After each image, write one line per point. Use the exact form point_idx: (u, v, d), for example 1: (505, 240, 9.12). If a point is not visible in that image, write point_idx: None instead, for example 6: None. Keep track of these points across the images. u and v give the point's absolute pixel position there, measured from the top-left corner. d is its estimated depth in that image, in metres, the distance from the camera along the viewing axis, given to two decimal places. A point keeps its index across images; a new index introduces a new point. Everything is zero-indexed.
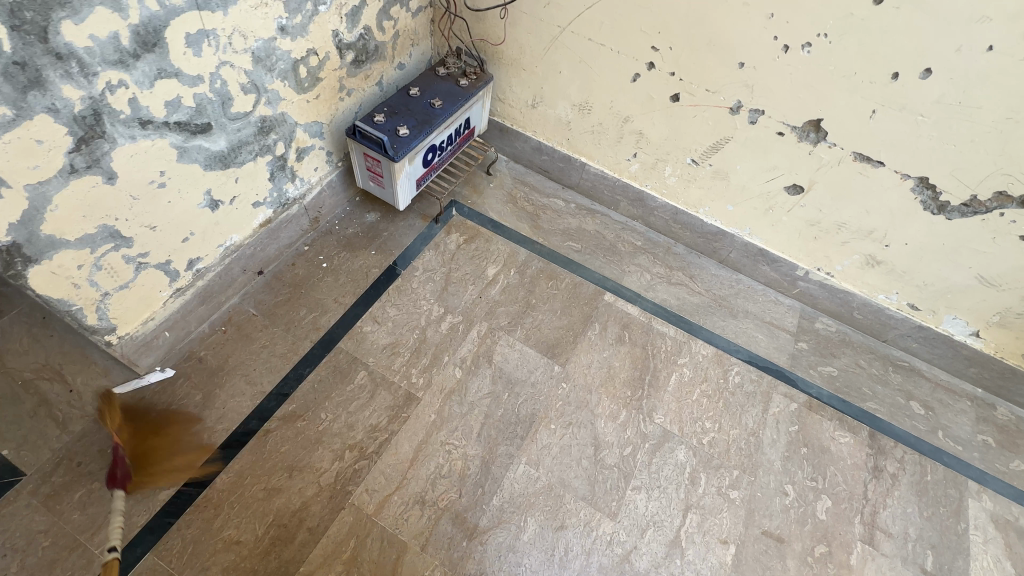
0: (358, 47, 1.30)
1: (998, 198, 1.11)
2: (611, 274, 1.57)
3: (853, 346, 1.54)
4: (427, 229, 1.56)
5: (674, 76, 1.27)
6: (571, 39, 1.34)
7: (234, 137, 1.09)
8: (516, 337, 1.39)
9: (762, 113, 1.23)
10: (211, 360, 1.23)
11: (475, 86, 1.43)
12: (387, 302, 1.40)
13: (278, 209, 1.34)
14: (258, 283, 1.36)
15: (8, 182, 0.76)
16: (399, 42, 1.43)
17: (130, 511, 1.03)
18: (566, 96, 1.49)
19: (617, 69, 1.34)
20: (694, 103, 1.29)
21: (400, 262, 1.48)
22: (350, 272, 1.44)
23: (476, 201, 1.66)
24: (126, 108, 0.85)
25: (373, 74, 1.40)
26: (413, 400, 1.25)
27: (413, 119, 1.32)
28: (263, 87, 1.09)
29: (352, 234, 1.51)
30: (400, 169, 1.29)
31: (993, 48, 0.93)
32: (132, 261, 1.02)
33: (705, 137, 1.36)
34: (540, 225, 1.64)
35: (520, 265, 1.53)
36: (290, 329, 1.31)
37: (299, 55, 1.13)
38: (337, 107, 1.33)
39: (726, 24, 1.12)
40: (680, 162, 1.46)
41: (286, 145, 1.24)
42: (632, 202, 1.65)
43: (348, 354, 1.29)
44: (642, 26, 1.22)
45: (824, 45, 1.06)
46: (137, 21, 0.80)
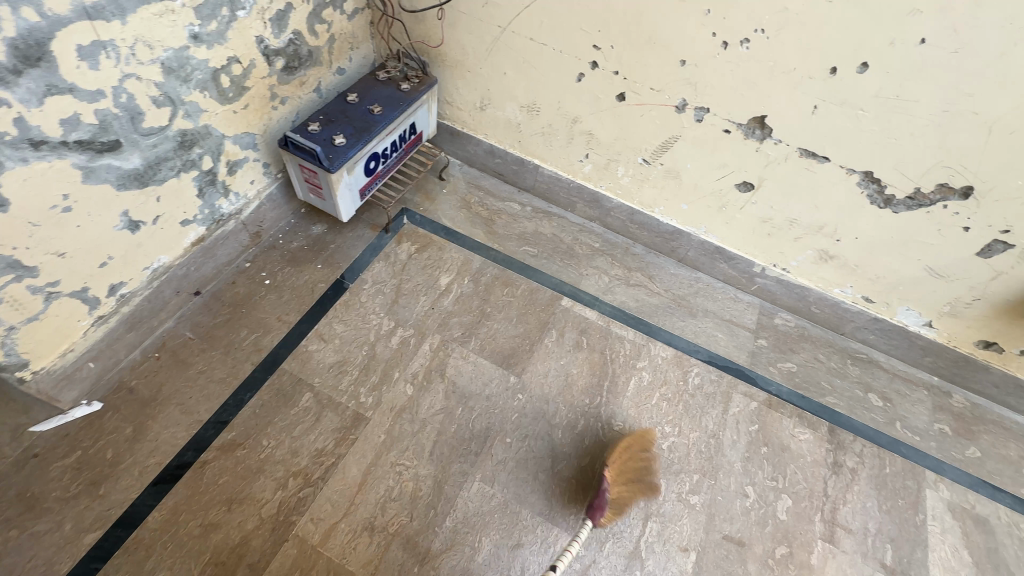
0: (288, 53, 1.24)
1: (941, 189, 1.11)
2: (569, 278, 1.54)
3: (812, 341, 1.54)
4: (377, 239, 1.51)
5: (618, 75, 1.24)
6: (512, 39, 1.30)
7: (150, 153, 1.02)
8: (470, 348, 1.35)
9: (708, 111, 1.21)
10: (142, 390, 1.16)
11: (417, 90, 1.38)
12: (334, 318, 1.34)
13: (212, 225, 1.27)
14: (195, 304, 1.30)
15: None
16: (336, 46, 1.37)
17: (51, 559, 0.97)
18: (513, 97, 1.45)
19: (561, 69, 1.30)
20: (640, 102, 1.27)
21: (348, 276, 1.42)
22: (295, 288, 1.37)
23: (428, 208, 1.61)
24: (12, 128, 0.79)
25: (308, 80, 1.34)
26: (362, 421, 1.20)
27: (350, 127, 1.26)
28: (179, 99, 1.02)
29: (296, 248, 1.44)
30: (338, 180, 1.23)
31: (925, 41, 0.92)
32: (39, 292, 0.95)
33: (653, 136, 1.33)
34: (496, 230, 1.60)
35: (474, 273, 1.49)
36: (230, 352, 1.25)
37: (218, 63, 1.06)
38: (269, 117, 1.27)
39: (664, 21, 1.09)
40: (631, 162, 1.43)
41: (214, 159, 1.18)
42: (588, 204, 1.62)
43: (292, 376, 1.23)
44: (582, 24, 1.18)
45: (762, 41, 1.04)
46: (14, 34, 0.74)
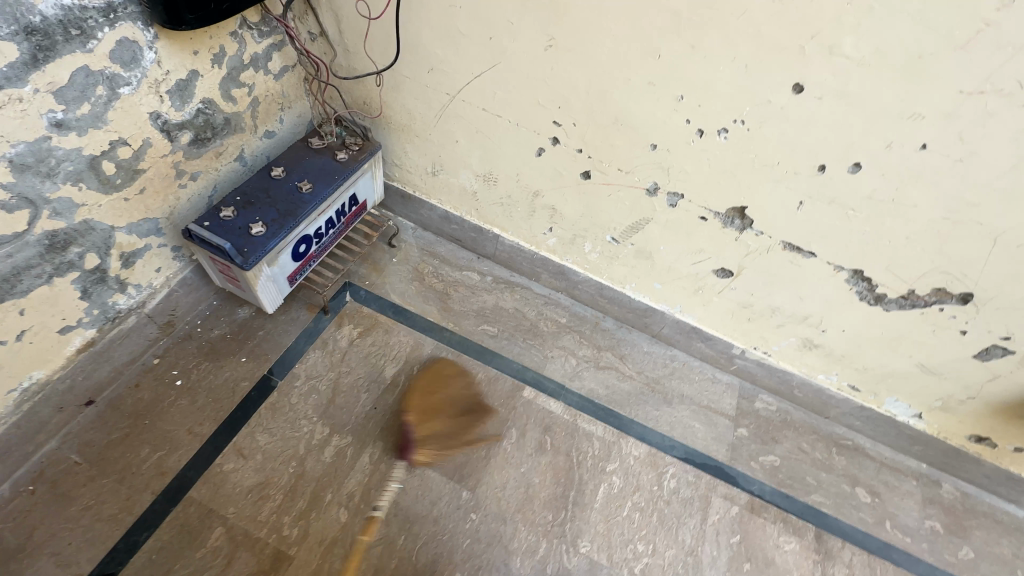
0: (197, 124, 1.05)
1: (937, 293, 1.00)
2: (532, 362, 1.38)
3: (796, 427, 1.42)
4: (313, 323, 1.33)
5: (581, 153, 1.10)
6: (462, 108, 1.14)
7: (4, 265, 0.83)
8: (417, 458, 1.18)
9: (682, 197, 1.07)
10: (8, 538, 0.96)
11: (356, 159, 1.21)
12: (257, 427, 1.15)
13: (105, 325, 1.07)
14: (87, 416, 1.09)
15: None
16: (261, 109, 1.19)
17: None
18: (467, 166, 1.29)
19: (518, 142, 1.15)
20: (607, 182, 1.12)
21: (276, 370, 1.24)
22: (212, 389, 1.18)
23: (375, 281, 1.44)
24: None
25: (227, 149, 1.15)
26: (284, 563, 1.02)
27: (272, 210, 1.08)
28: (41, 198, 0.83)
29: (217, 337, 1.25)
30: (256, 275, 1.05)
31: (926, 147, 0.80)
32: None
33: (622, 216, 1.19)
34: (451, 306, 1.44)
35: (425, 361, 1.32)
36: (125, 478, 1.05)
37: (96, 150, 0.87)
38: (176, 197, 1.08)
39: (631, 103, 0.95)
40: (600, 239, 1.29)
41: (101, 255, 0.98)
42: (554, 275, 1.47)
43: (200, 507, 1.04)
44: (539, 98, 1.03)
45: (741, 132, 0.90)
46: None
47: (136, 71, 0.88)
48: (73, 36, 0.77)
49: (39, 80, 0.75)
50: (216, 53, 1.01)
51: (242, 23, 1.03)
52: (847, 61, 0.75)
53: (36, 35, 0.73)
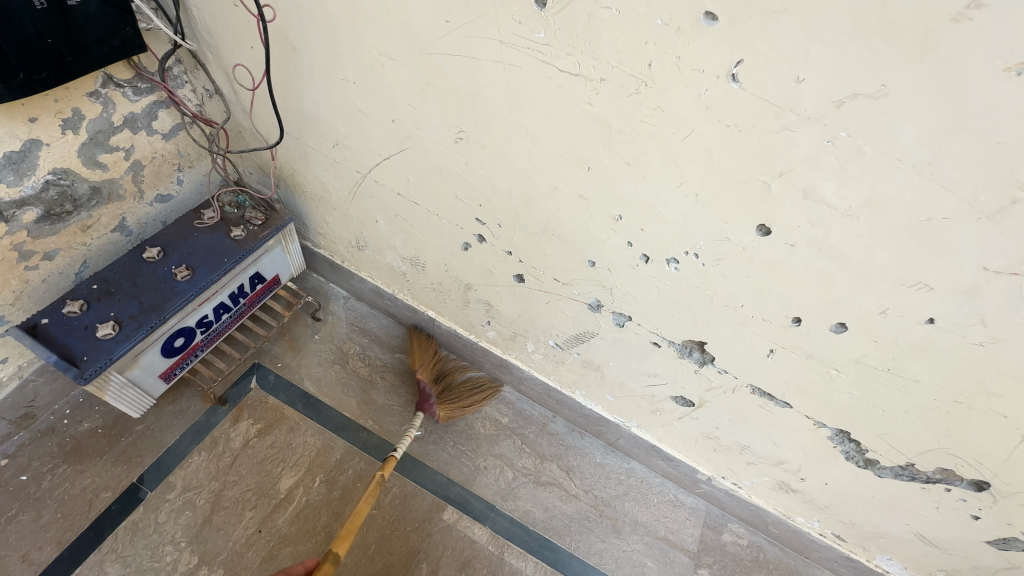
0: (47, 199, 0.87)
1: (943, 471, 0.78)
2: (460, 474, 1.18)
3: (768, 569, 1.19)
4: (205, 416, 1.13)
5: (511, 256, 0.90)
6: (376, 188, 0.95)
7: None
8: None
9: (630, 319, 0.87)
10: None
11: (254, 237, 1.02)
12: (109, 555, 0.96)
13: None
14: None
15: None
16: (148, 172, 1.00)
17: None
18: (392, 246, 1.10)
19: (441, 233, 0.96)
20: (543, 289, 0.92)
21: (149, 478, 1.05)
22: (66, 501, 1.00)
23: (289, 363, 1.24)
24: None
25: (100, 220, 0.97)
26: None
27: (131, 304, 0.89)
28: None
29: (85, 432, 1.07)
30: (102, 385, 0.86)
31: (934, 322, 0.59)
32: None
33: (565, 325, 0.98)
34: (374, 398, 1.24)
35: (331, 470, 1.12)
36: None
37: None
38: (23, 281, 0.90)
39: (561, 214, 0.75)
40: (542, 342, 1.08)
41: None
42: (496, 367, 1.26)
43: None
44: (457, 193, 0.84)
45: (695, 266, 0.70)
46: None
47: None
48: None
49: None
50: (67, 118, 0.83)
51: (106, 81, 0.85)
52: (827, 208, 0.54)
53: None
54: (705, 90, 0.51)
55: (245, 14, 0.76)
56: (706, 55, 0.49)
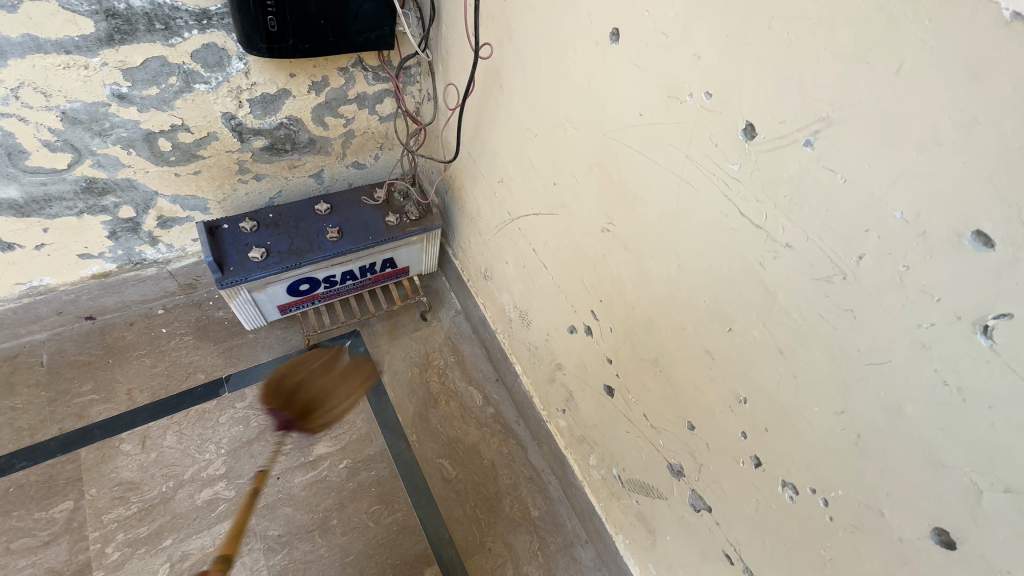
0: (276, 136, 1.04)
1: None
2: (463, 539, 1.09)
3: None
4: (297, 354, 1.25)
5: (610, 364, 0.79)
6: (517, 234, 0.93)
7: (35, 189, 0.89)
8: (268, 563, 1.00)
9: (708, 510, 0.69)
10: None
11: (402, 228, 1.09)
12: (174, 425, 1.11)
13: (125, 265, 1.13)
14: (81, 329, 1.19)
15: None
16: (355, 142, 1.14)
17: None
18: (510, 291, 1.07)
19: (556, 305, 0.90)
20: (627, 416, 0.80)
21: (233, 380, 1.19)
22: (176, 365, 1.19)
23: (381, 345, 1.31)
24: None
25: (305, 165, 1.13)
26: None
27: (285, 241, 1.02)
28: (85, 149, 0.88)
29: (217, 319, 1.26)
30: (232, 294, 0.99)
31: None
32: None
33: (634, 464, 0.84)
34: (429, 417, 1.23)
35: (359, 461, 1.14)
36: (55, 402, 1.10)
37: (155, 127, 0.90)
38: (232, 188, 1.09)
39: (676, 356, 0.63)
40: (605, 463, 0.94)
41: (137, 211, 1.03)
42: (553, 455, 1.15)
43: (75, 469, 1.03)
44: (584, 277, 0.77)
45: (818, 512, 0.51)
46: None
47: (219, 74, 0.88)
48: (156, 29, 0.78)
49: (110, 56, 0.78)
50: (316, 82, 0.98)
51: (356, 63, 0.98)
52: None
53: (117, 19, 0.75)
54: (928, 324, 0.36)
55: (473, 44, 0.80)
56: (952, 281, 0.34)
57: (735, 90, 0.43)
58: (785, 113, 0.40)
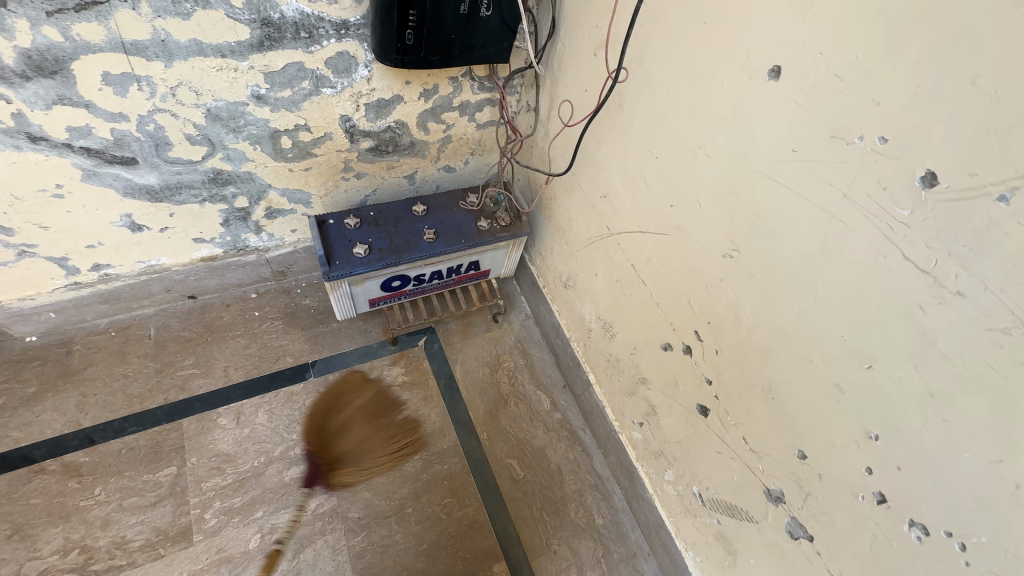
0: (382, 138, 1.09)
1: None
2: (530, 540, 1.12)
3: None
4: (377, 345, 1.31)
5: (708, 384, 0.81)
6: (614, 249, 0.95)
7: (171, 178, 0.97)
8: (349, 543, 1.06)
9: (810, 539, 0.69)
10: (73, 359, 1.17)
11: (493, 234, 1.13)
12: (266, 404, 1.18)
13: (231, 251, 1.20)
14: (184, 306, 1.27)
15: None
16: (451, 147, 1.18)
17: None
18: (595, 302, 1.10)
19: (650, 321, 0.91)
20: (722, 437, 0.81)
21: (319, 366, 1.25)
22: (267, 347, 1.26)
23: (455, 343, 1.35)
24: (8, 120, 0.77)
25: (402, 166, 1.18)
26: (182, 541, 1.01)
27: (385, 239, 1.07)
28: (220, 143, 0.94)
29: (305, 306, 1.33)
30: (334, 287, 1.05)
31: None
32: (12, 247, 0.97)
33: (722, 485, 0.85)
34: (499, 417, 1.27)
35: (433, 454, 1.19)
36: (161, 373, 1.18)
37: (281, 126, 0.96)
38: (335, 185, 1.14)
39: (796, 385, 0.64)
40: (685, 480, 0.95)
41: (251, 202, 1.10)
42: (621, 466, 1.17)
43: (178, 438, 1.12)
44: (691, 298, 0.78)
45: (951, 555, 0.52)
46: (27, 45, 0.70)
47: (345, 80, 0.93)
48: (301, 37, 0.84)
49: (257, 60, 0.84)
50: (427, 89, 1.02)
51: (466, 72, 1.02)
52: None
53: (270, 27, 0.81)
54: None
55: (609, 70, 0.79)
56: None
57: (918, 139, 0.44)
58: (978, 166, 0.41)
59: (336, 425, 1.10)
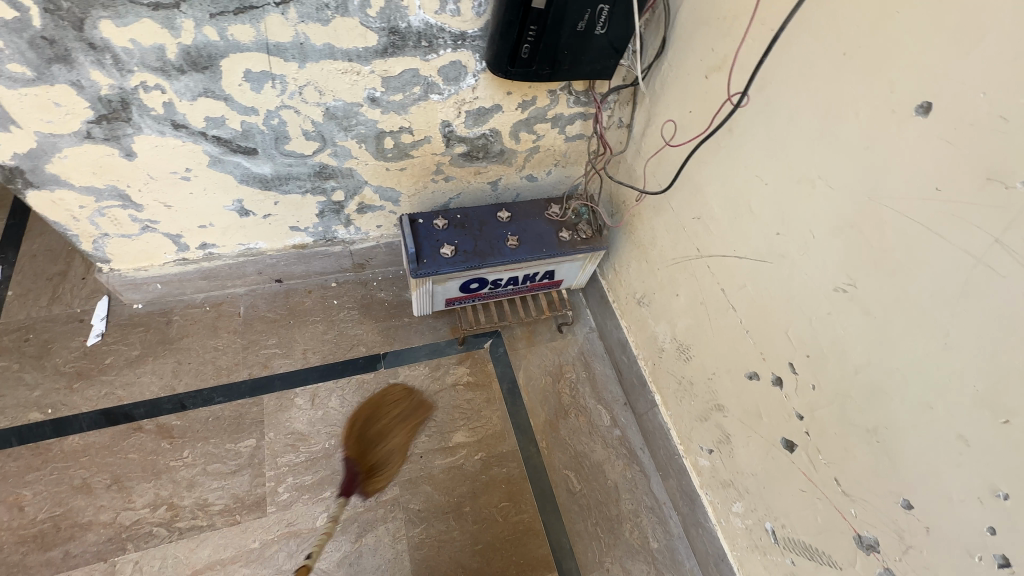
0: (475, 144, 1.12)
1: None
2: (583, 554, 1.12)
3: None
4: (445, 343, 1.34)
5: (798, 419, 0.78)
6: (701, 271, 0.94)
7: (283, 169, 1.03)
8: (409, 534, 1.09)
9: None
10: (172, 328, 1.26)
11: (574, 245, 1.14)
12: (339, 389, 1.24)
13: (320, 241, 1.27)
14: (271, 289, 1.35)
15: (18, 123, 0.81)
16: (537, 157, 1.20)
17: (6, 409, 1.11)
18: (671, 322, 1.09)
19: (735, 348, 0.90)
20: (808, 475, 0.78)
21: (389, 358, 1.30)
22: (343, 335, 1.32)
23: (519, 349, 1.37)
24: (158, 107, 0.85)
25: (488, 172, 1.21)
26: (257, 511, 1.07)
27: (471, 242, 1.10)
28: (330, 140, 1.00)
29: (380, 299, 1.39)
30: (419, 284, 1.09)
31: None
32: (138, 222, 1.06)
33: (801, 525, 0.82)
34: (558, 427, 1.27)
35: (492, 456, 1.20)
36: (247, 350, 1.26)
37: (388, 127, 1.01)
38: (424, 186, 1.19)
39: (908, 431, 0.61)
40: (756, 515, 0.93)
41: (347, 196, 1.16)
42: (682, 491, 1.14)
43: (258, 412, 1.18)
44: (790, 329, 0.76)
45: None
46: (189, 42, 0.77)
47: (452, 87, 0.98)
48: (421, 45, 0.88)
49: (378, 66, 0.89)
50: (526, 100, 1.05)
51: (565, 86, 1.04)
52: None
53: (395, 35, 0.85)
54: None
55: (727, 93, 0.79)
56: None
57: None
58: None
59: (373, 431, 1.15)
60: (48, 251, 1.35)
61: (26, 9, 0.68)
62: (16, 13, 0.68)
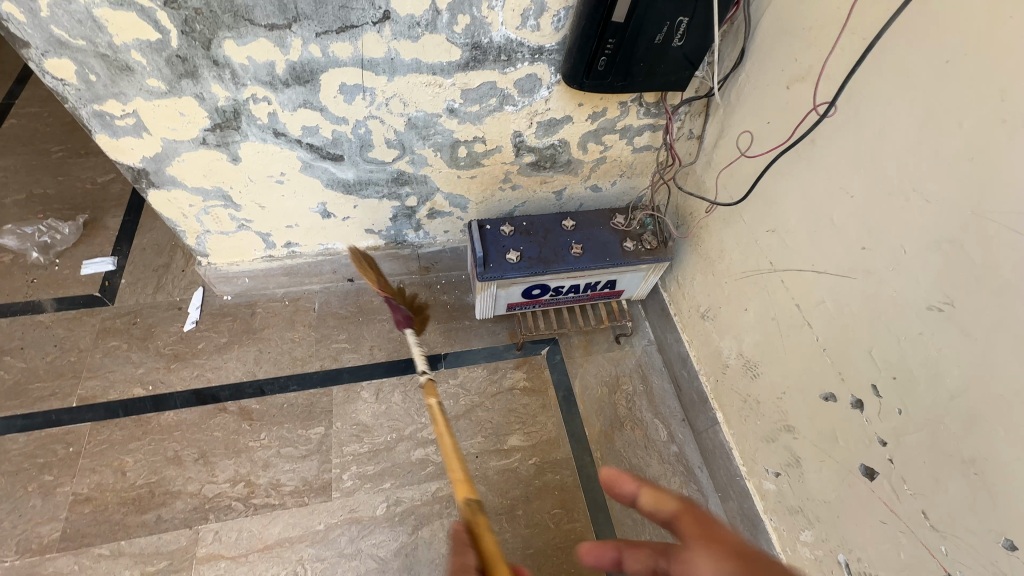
0: (544, 154, 1.15)
1: None
2: None
3: None
4: (503, 348, 1.37)
5: (880, 445, 0.74)
6: (774, 286, 0.92)
7: (364, 175, 1.11)
8: None
9: None
10: (255, 319, 1.37)
11: (638, 256, 1.14)
12: (402, 385, 1.29)
13: (391, 244, 1.34)
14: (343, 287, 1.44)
15: (149, 130, 0.92)
16: (603, 167, 1.21)
17: (116, 382, 1.25)
18: (738, 337, 1.06)
19: (810, 367, 0.86)
20: (891, 506, 0.73)
21: (449, 359, 1.34)
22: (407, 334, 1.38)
23: (575, 357, 1.37)
24: (264, 117, 0.94)
25: (554, 182, 1.24)
26: (322, 495, 1.13)
27: (535, 249, 1.12)
28: (409, 148, 1.06)
29: (442, 302, 1.44)
30: (484, 287, 1.13)
31: None
32: (236, 220, 1.17)
33: (880, 560, 0.77)
34: (614, 438, 1.26)
35: (547, 462, 1.21)
36: (320, 343, 1.34)
37: (462, 137, 1.06)
38: (491, 194, 1.23)
39: (1013, 465, 0.57)
40: (828, 546, 0.87)
41: (419, 202, 1.22)
42: (743, 516, 1.10)
43: (327, 402, 1.25)
44: (874, 350, 0.73)
45: None
46: (295, 59, 0.85)
47: (527, 99, 1.01)
48: (500, 59, 0.93)
49: (459, 78, 0.94)
50: (596, 112, 1.07)
51: (636, 99, 1.05)
52: None
53: (477, 50, 0.90)
54: None
55: (810, 104, 0.77)
56: None
57: None
58: None
59: None
60: (155, 244, 1.50)
61: (166, 31, 0.78)
62: (158, 35, 0.78)
